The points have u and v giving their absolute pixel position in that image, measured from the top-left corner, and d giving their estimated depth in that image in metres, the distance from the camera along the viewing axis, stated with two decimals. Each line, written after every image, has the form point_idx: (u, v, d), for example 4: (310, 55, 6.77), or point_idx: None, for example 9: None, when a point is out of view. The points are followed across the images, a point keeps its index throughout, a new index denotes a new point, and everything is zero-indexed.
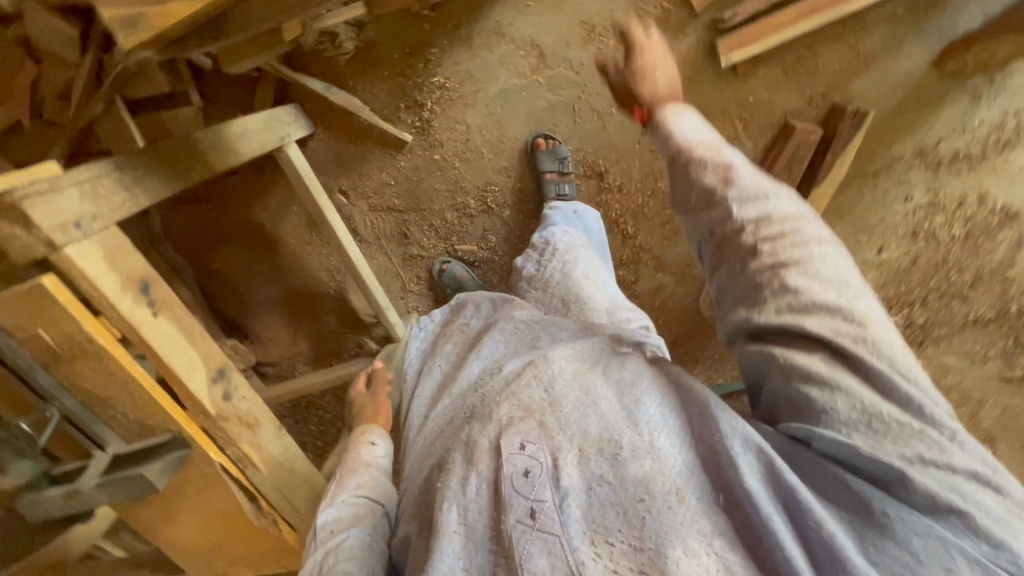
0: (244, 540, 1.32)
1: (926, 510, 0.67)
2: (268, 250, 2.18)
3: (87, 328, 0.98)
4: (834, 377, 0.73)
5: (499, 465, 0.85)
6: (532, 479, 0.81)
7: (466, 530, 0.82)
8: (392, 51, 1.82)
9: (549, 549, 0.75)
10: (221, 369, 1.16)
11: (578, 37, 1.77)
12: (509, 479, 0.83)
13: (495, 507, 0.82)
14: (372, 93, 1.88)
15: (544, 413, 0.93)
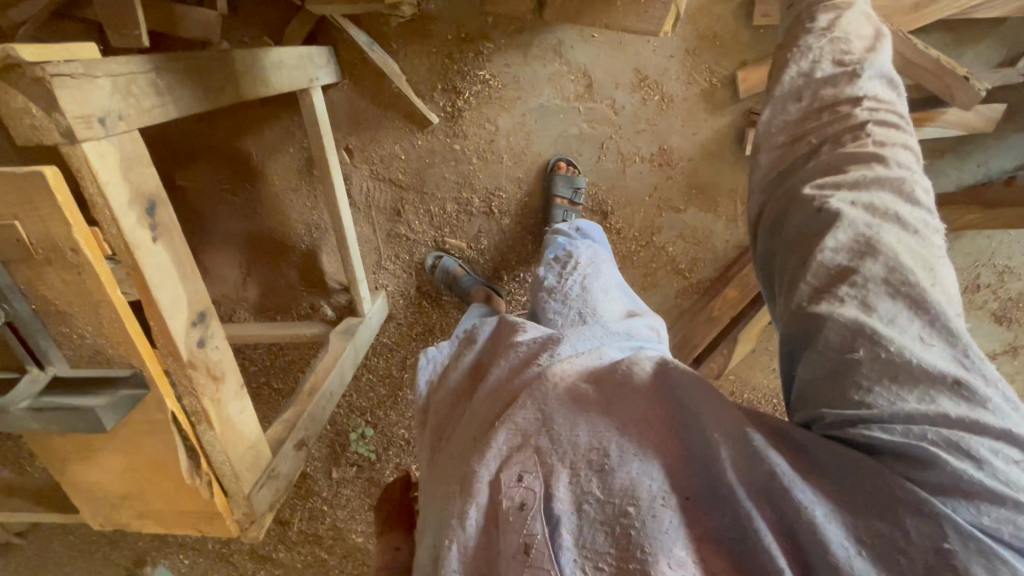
0: (166, 495, 1.19)
1: (997, 534, 0.51)
2: (245, 184, 2.00)
3: (76, 235, 0.86)
4: (903, 359, 0.60)
5: (491, 498, 0.67)
6: (523, 508, 0.64)
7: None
8: (447, 31, 1.76)
9: None
10: (203, 313, 1.07)
11: (629, 81, 1.80)
12: (498, 510, 0.65)
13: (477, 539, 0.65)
14: (412, 64, 1.81)
15: (528, 419, 0.73)
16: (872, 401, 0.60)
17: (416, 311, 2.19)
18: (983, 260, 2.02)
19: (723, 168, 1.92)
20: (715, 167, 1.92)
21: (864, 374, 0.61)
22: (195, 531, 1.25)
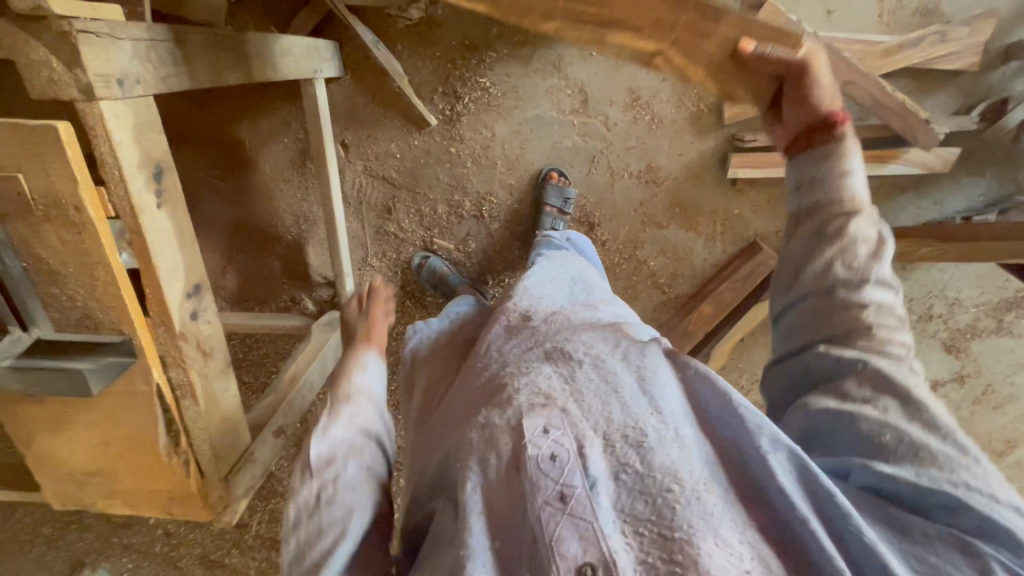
0: (139, 473, 1.16)
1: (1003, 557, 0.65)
2: (234, 170, 1.98)
3: (82, 194, 0.85)
4: (908, 437, 0.76)
5: (522, 447, 0.80)
6: (558, 463, 0.77)
7: (489, 513, 0.77)
8: (451, 37, 1.81)
9: (580, 534, 0.70)
10: (198, 286, 1.05)
11: (622, 100, 1.90)
12: (537, 464, 0.77)
13: (517, 490, 0.77)
14: (415, 66, 1.86)
15: (565, 397, 0.87)
16: (887, 457, 0.76)
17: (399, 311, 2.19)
18: (936, 292, 2.17)
19: (705, 189, 2.02)
20: (698, 187, 2.01)
21: (892, 451, 0.76)
22: (165, 513, 1.22)
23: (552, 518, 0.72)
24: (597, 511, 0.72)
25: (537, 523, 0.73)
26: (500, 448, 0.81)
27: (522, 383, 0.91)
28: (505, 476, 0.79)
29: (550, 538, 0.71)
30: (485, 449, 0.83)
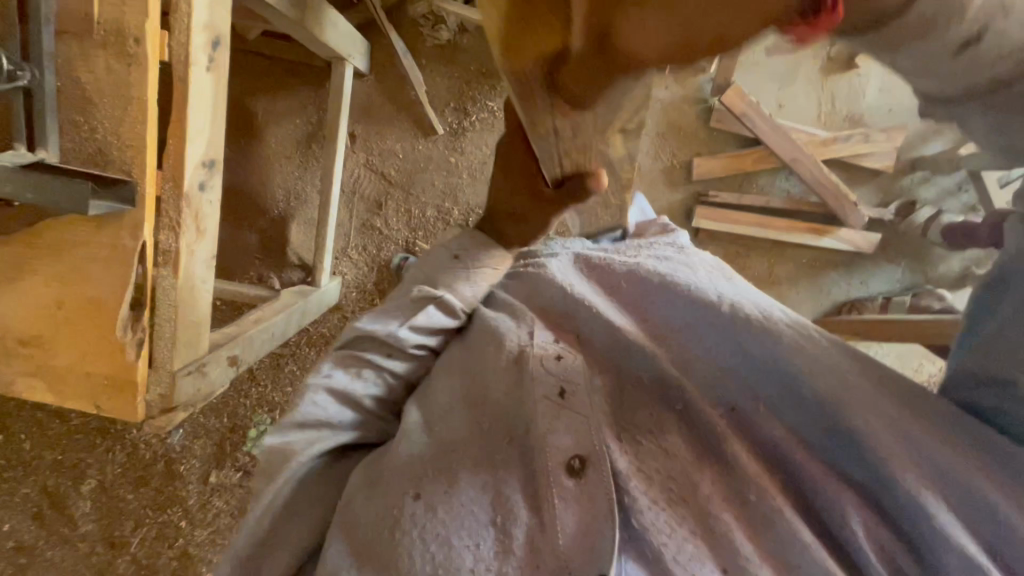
0: (81, 350, 1.07)
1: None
2: (240, 139, 2.06)
3: (145, 28, 0.95)
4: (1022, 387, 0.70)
5: (529, 345, 0.92)
6: (561, 362, 0.89)
7: (478, 397, 0.90)
8: (471, 62, 2.06)
9: (573, 424, 0.84)
10: (213, 162, 1.08)
11: None
12: (538, 365, 0.89)
13: (522, 388, 0.88)
14: (433, 81, 2.09)
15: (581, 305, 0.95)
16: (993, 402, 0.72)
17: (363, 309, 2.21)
18: None
19: None
20: None
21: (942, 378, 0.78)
22: (89, 407, 1.10)
23: (548, 412, 0.85)
24: (590, 407, 0.86)
25: (533, 413, 0.85)
26: (510, 349, 0.92)
27: (542, 302, 0.98)
28: (511, 372, 0.90)
29: (542, 428, 0.84)
30: (493, 350, 0.93)
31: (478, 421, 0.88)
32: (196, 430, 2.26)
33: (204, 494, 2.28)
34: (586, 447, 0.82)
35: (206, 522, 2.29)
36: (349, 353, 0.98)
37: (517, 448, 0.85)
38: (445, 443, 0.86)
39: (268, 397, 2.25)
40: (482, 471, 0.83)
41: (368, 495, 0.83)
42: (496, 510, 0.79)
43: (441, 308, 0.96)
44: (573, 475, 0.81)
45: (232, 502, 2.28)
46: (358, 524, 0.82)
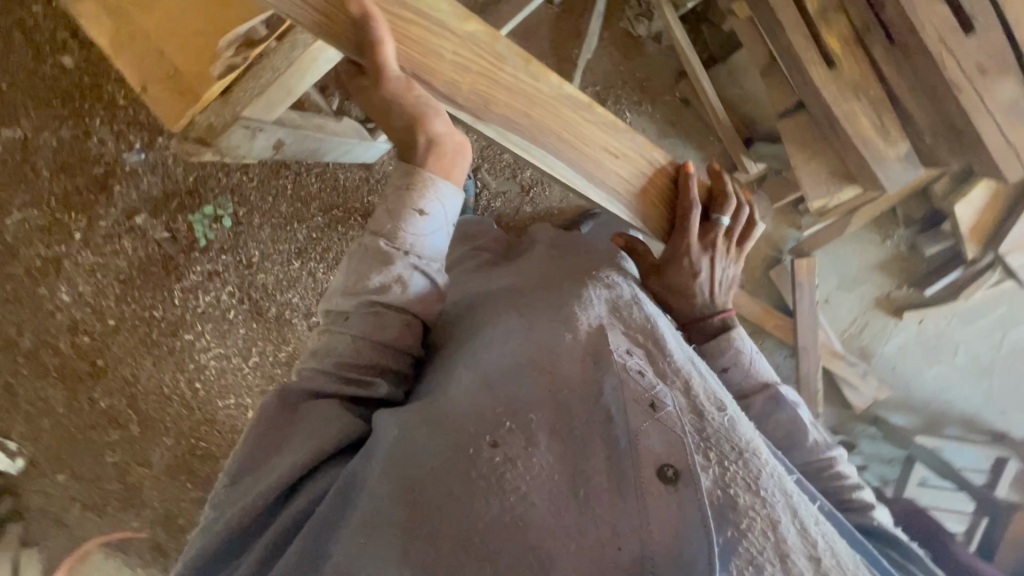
0: (179, 43, 1.07)
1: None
2: None
3: None
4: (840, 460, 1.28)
5: (621, 362, 1.04)
6: (647, 381, 1.02)
7: (561, 385, 1.03)
8: (638, 72, 2.04)
9: (664, 440, 0.93)
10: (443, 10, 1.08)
11: None
12: (630, 377, 1.02)
13: (605, 386, 1.01)
14: (600, 57, 2.03)
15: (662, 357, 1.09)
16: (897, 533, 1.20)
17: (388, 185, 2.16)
18: None
19: None
20: None
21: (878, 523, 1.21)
22: (135, 84, 1.07)
23: (637, 416, 0.96)
24: (682, 427, 0.95)
25: (625, 417, 0.96)
26: (588, 354, 1.08)
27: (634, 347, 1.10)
28: (589, 370, 1.05)
29: (628, 428, 0.94)
30: (574, 351, 1.08)
31: (559, 401, 1.00)
32: (156, 167, 2.05)
33: (117, 227, 2.06)
34: (672, 456, 0.91)
35: (102, 252, 2.09)
36: (326, 347, 1.11)
37: (603, 434, 0.95)
38: (522, 405, 0.99)
39: (245, 189, 2.08)
40: (563, 443, 0.95)
41: (450, 434, 0.97)
42: (579, 479, 0.91)
43: (378, 288, 1.09)
44: (666, 481, 0.89)
45: (139, 253, 2.08)
46: (440, 453, 0.95)
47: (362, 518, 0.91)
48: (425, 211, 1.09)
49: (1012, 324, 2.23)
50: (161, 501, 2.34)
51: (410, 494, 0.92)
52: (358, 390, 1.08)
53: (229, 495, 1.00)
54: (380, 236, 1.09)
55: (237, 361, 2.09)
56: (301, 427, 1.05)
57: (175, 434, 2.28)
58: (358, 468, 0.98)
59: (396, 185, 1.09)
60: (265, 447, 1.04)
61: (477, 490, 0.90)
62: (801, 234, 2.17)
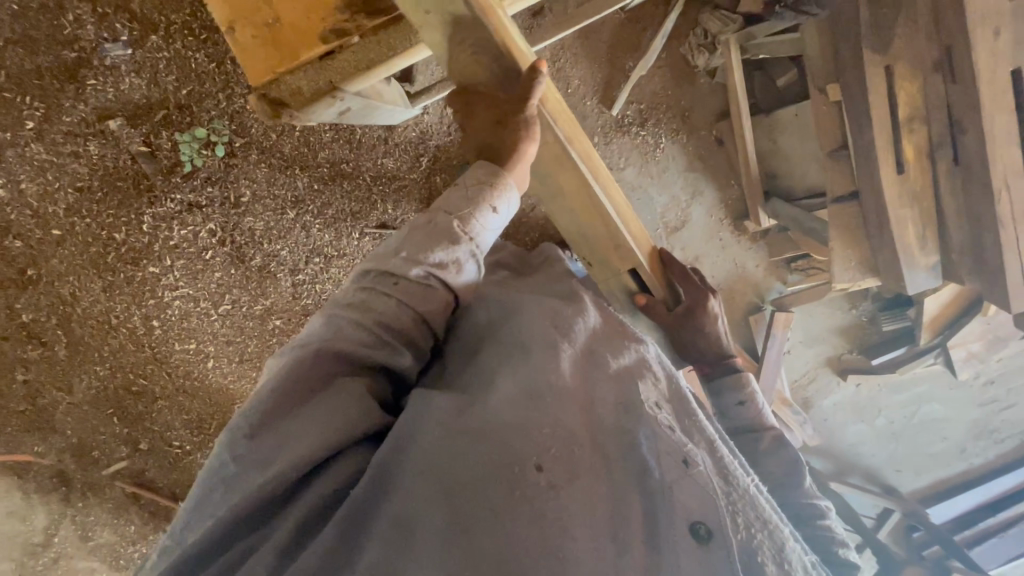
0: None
1: None
2: None
3: None
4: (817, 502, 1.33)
5: (649, 407, 0.95)
6: (674, 431, 0.93)
7: (588, 415, 0.90)
8: (681, 101, 2.04)
9: (695, 496, 0.83)
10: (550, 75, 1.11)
11: (687, 257, 2.23)
12: (662, 430, 0.91)
13: (640, 434, 0.88)
14: (650, 77, 2.00)
15: (684, 415, 1.01)
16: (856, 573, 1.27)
17: (402, 148, 1.94)
18: None
19: None
20: None
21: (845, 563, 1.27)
22: (221, 19, 0.84)
23: (672, 470, 0.85)
24: (712, 487, 0.86)
25: (657, 465, 0.85)
26: (619, 397, 0.95)
27: (659, 394, 1.01)
28: (623, 418, 0.91)
29: (665, 478, 0.83)
30: (603, 393, 0.95)
31: (593, 436, 0.87)
32: (142, 68, 1.76)
33: (83, 127, 1.77)
34: (712, 513, 0.81)
35: (56, 150, 1.78)
36: (350, 299, 0.88)
37: (639, 484, 0.83)
38: (556, 435, 0.84)
39: (245, 118, 1.84)
40: (605, 484, 0.82)
41: (489, 445, 0.80)
42: (617, 522, 0.78)
43: (433, 267, 0.90)
44: (698, 540, 0.78)
45: (104, 162, 1.80)
46: (470, 466, 0.78)
47: (403, 513, 0.76)
48: (497, 208, 0.95)
49: (928, 400, 2.55)
50: (75, 431, 2.13)
51: (430, 515, 0.75)
52: (375, 358, 0.85)
53: (235, 459, 0.77)
54: (452, 215, 0.93)
55: (206, 306, 1.94)
56: (331, 397, 0.82)
57: (110, 366, 2.04)
58: (388, 460, 0.80)
59: (476, 175, 0.95)
60: (287, 406, 0.80)
61: (511, 518, 0.74)
62: (784, 289, 2.31)
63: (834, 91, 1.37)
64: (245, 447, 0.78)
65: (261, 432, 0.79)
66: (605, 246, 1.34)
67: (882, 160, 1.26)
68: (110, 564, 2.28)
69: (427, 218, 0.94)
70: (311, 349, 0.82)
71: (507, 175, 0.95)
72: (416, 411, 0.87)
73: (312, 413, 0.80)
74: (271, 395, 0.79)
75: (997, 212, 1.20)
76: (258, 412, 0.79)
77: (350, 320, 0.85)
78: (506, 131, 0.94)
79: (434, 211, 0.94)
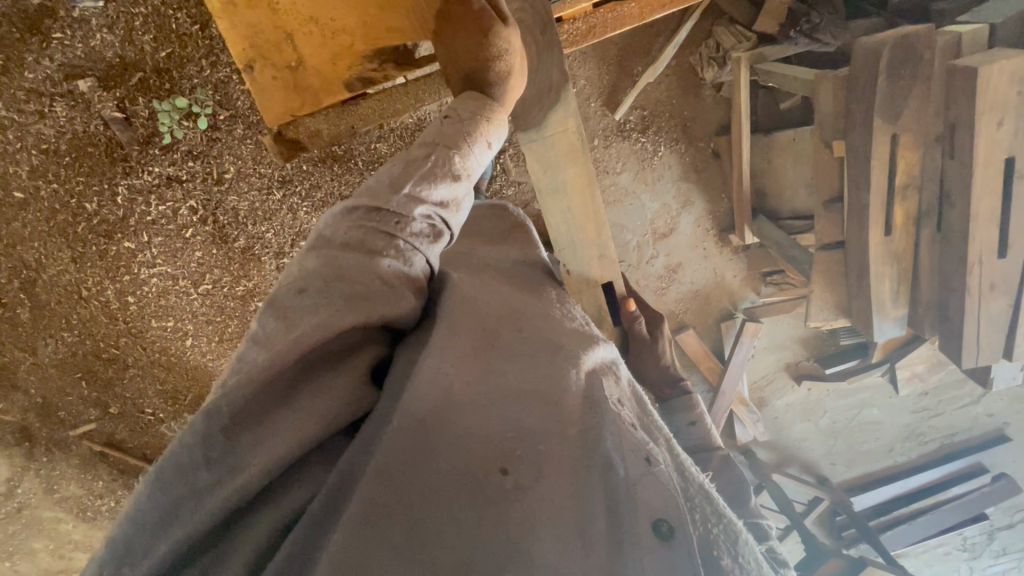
0: (304, 24, 0.87)
1: None
2: None
3: None
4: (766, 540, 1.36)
5: (613, 402, 0.87)
6: (635, 430, 0.86)
7: (546, 409, 0.81)
8: (684, 111, 2.03)
9: (658, 494, 0.76)
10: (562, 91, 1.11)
11: (672, 261, 2.28)
12: (624, 428, 0.84)
13: (604, 430, 0.81)
14: (657, 85, 1.98)
15: (644, 415, 0.95)
16: None
17: (397, 134, 1.83)
18: None
19: None
20: None
21: None
22: (239, 61, 0.88)
23: (636, 468, 0.78)
24: (674, 484, 0.79)
25: (617, 464, 0.77)
26: (581, 386, 0.87)
27: (622, 393, 0.94)
28: (585, 412, 0.83)
29: (629, 477, 0.76)
30: (568, 381, 0.86)
31: (559, 428, 0.79)
32: (115, 23, 1.60)
33: (48, 85, 1.62)
34: (676, 512, 0.74)
35: (17, 108, 1.64)
36: (345, 238, 0.76)
37: (601, 480, 0.75)
38: (517, 434, 0.76)
39: (231, 89, 1.70)
40: (572, 480, 0.75)
41: (452, 445, 0.73)
42: (582, 520, 0.72)
43: (435, 206, 0.80)
44: (658, 538, 0.72)
45: (74, 125, 1.68)
46: (430, 468, 0.70)
47: (358, 513, 0.65)
48: (490, 144, 0.85)
49: (869, 405, 2.80)
50: (40, 390, 2.07)
51: (386, 523, 0.65)
52: (382, 311, 0.74)
53: (199, 461, 0.65)
54: (450, 148, 0.82)
55: (185, 285, 1.91)
56: (328, 379, 0.74)
57: (79, 332, 1.97)
58: (353, 464, 0.69)
59: (467, 106, 0.84)
60: (244, 421, 0.67)
61: (472, 527, 0.67)
62: (757, 299, 2.41)
63: (837, 146, 1.35)
64: (215, 450, 0.66)
65: (236, 433, 0.67)
66: (590, 254, 1.30)
67: (873, 223, 1.31)
68: (76, 515, 2.29)
69: (422, 151, 0.82)
70: (313, 291, 0.73)
71: (501, 109, 0.86)
72: (387, 401, 0.74)
73: (304, 405, 0.71)
74: (261, 377, 0.67)
75: (967, 285, 1.26)
76: (240, 403, 0.67)
77: (351, 261, 0.74)
78: (492, 62, 0.84)
79: (428, 145, 0.82)
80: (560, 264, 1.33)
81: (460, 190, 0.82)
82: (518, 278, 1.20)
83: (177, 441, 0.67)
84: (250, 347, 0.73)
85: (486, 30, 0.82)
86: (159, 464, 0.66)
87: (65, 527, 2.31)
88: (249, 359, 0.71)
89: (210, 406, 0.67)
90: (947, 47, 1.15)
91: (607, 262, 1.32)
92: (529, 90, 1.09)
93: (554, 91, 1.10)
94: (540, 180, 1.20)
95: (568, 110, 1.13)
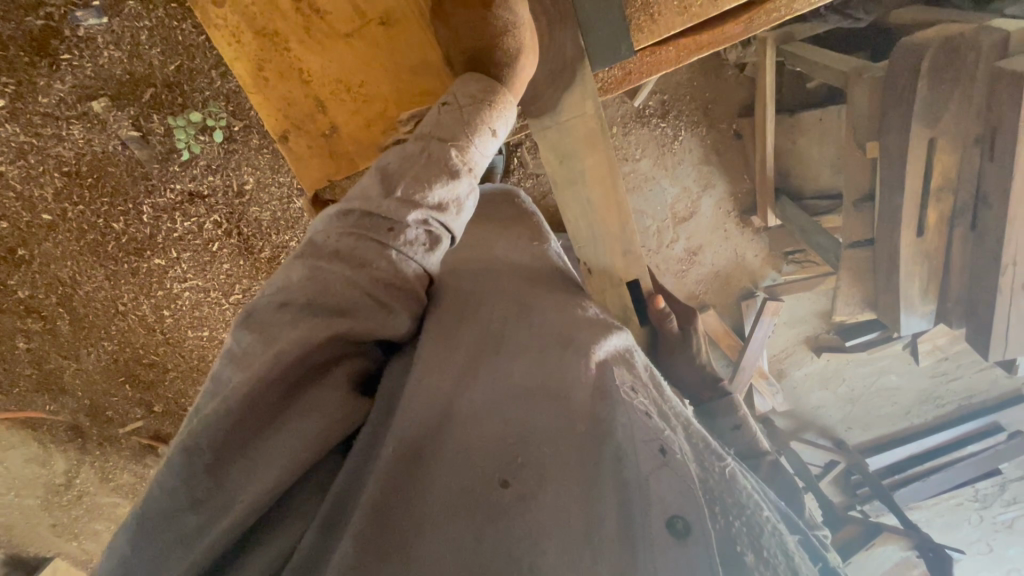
0: (337, 91, 0.94)
1: None
2: None
3: None
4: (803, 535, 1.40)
5: (624, 394, 0.79)
6: (649, 421, 0.78)
7: (552, 408, 0.74)
8: (705, 93, 1.97)
9: (671, 493, 0.70)
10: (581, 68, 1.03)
11: (693, 243, 2.27)
12: (637, 417, 0.77)
13: (615, 423, 0.74)
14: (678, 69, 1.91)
15: (661, 401, 0.86)
16: None
17: None
18: None
19: None
20: None
21: None
22: (276, 131, 0.96)
23: (648, 462, 0.71)
24: (691, 477, 0.73)
25: (628, 461, 0.71)
26: (592, 377, 0.79)
27: (637, 380, 0.85)
28: (596, 404, 0.76)
29: (641, 471, 0.70)
30: (577, 373, 0.78)
31: (569, 425, 0.74)
32: (122, 39, 1.55)
33: (63, 109, 1.62)
34: (688, 506, 0.69)
35: (35, 133, 1.64)
36: (336, 246, 0.70)
37: (611, 477, 0.70)
38: (520, 437, 0.71)
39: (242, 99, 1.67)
40: (580, 482, 0.69)
41: (453, 460, 0.69)
42: (590, 523, 0.67)
43: (431, 209, 0.73)
44: (672, 535, 0.67)
45: (92, 147, 1.68)
46: (430, 485, 0.67)
47: (356, 539, 0.62)
48: (497, 133, 0.82)
49: (887, 372, 2.84)
50: (87, 394, 2.16)
51: (379, 553, 0.62)
52: (369, 326, 0.70)
53: (185, 503, 0.62)
54: (446, 141, 0.77)
55: (217, 296, 1.97)
56: (315, 395, 0.70)
57: (119, 341, 2.04)
58: (350, 489, 0.68)
59: (467, 91, 0.80)
60: (229, 453, 0.64)
61: (473, 543, 0.64)
62: (778, 277, 2.40)
63: (872, 148, 1.37)
64: (201, 488, 0.63)
65: (221, 463, 0.64)
66: (613, 248, 1.25)
67: (904, 225, 1.33)
68: (132, 501, 2.43)
69: (416, 144, 0.77)
70: (297, 306, 0.68)
71: (508, 95, 0.83)
72: (384, 415, 0.73)
73: (293, 431, 0.68)
74: (239, 402, 0.64)
75: (998, 284, 1.24)
76: (221, 435, 0.63)
77: (339, 277, 0.68)
78: (500, 39, 0.82)
79: (426, 138, 0.77)
80: (580, 262, 1.28)
81: (459, 192, 0.76)
82: (528, 271, 1.06)
83: (157, 476, 0.64)
84: (224, 365, 0.68)
85: (488, 4, 0.81)
86: (141, 506, 0.63)
87: (121, 512, 2.46)
88: (228, 381, 0.66)
89: (190, 438, 0.63)
90: (993, 49, 1.10)
91: (632, 259, 1.27)
92: (540, 69, 1.01)
93: (570, 71, 1.02)
94: (552, 161, 1.12)
95: (584, 90, 1.05)
